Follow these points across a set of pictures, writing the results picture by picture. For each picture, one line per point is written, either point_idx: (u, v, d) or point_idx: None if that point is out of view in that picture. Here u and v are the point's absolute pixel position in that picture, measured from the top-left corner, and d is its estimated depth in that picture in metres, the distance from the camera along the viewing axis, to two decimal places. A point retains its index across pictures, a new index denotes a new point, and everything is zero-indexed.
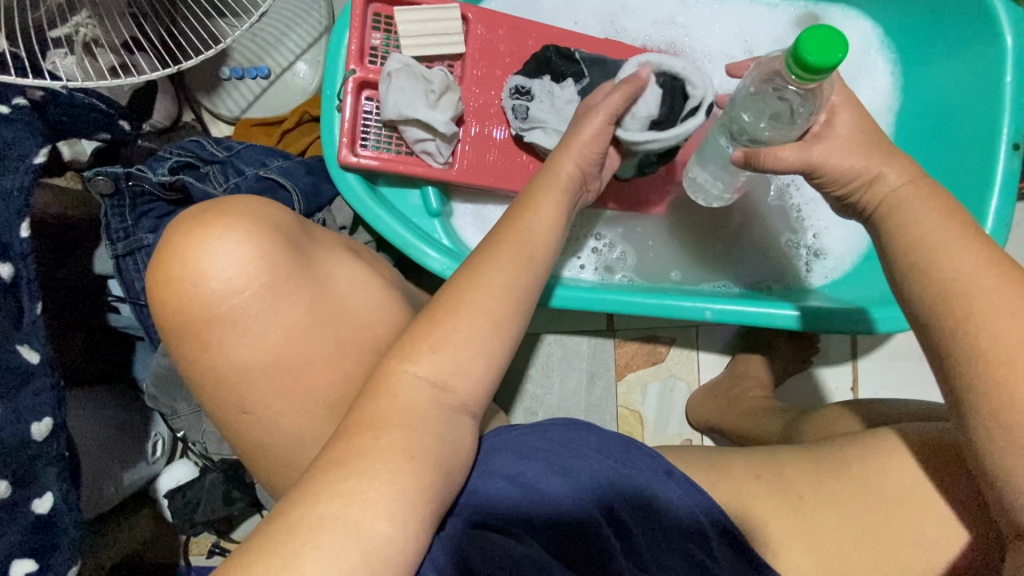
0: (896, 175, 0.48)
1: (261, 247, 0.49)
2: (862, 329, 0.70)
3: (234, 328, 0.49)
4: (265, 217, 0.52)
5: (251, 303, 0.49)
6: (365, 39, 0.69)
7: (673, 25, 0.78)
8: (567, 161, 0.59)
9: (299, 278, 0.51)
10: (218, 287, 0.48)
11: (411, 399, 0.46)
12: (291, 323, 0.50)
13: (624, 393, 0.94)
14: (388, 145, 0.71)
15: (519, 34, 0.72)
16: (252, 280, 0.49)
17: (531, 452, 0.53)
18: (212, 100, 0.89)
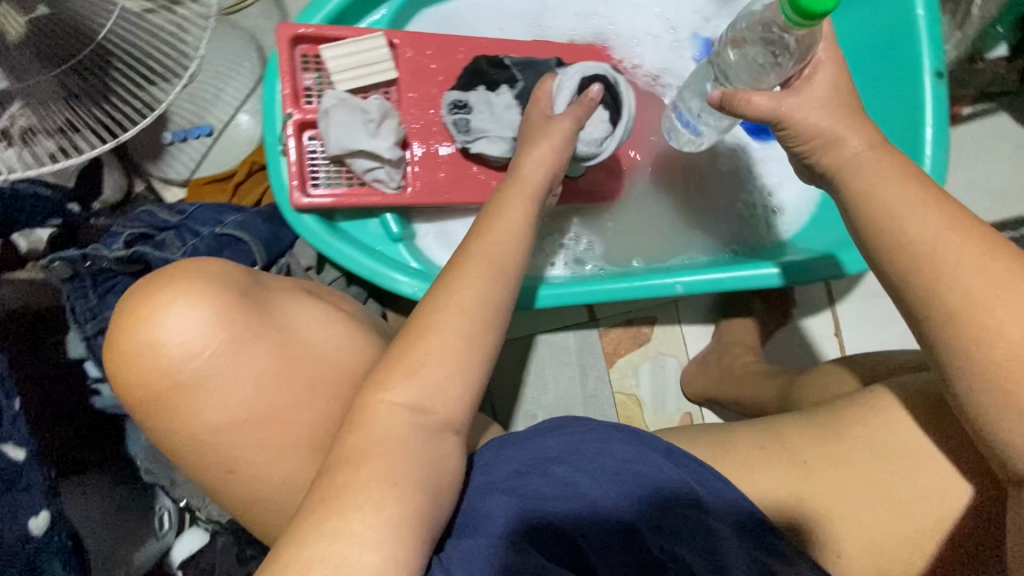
0: (822, 127, 0.49)
1: (206, 306, 0.50)
2: (830, 274, 0.71)
3: (202, 389, 0.50)
4: (207, 274, 0.52)
5: (209, 363, 0.50)
6: (297, 81, 0.69)
7: (596, 15, 0.80)
8: (534, 170, 0.61)
9: (252, 326, 0.51)
10: (171, 355, 0.49)
11: (389, 428, 0.46)
12: (261, 372, 0.51)
13: (618, 379, 0.95)
14: (338, 180, 0.72)
15: (448, 49, 0.73)
16: (204, 341, 0.50)
17: (525, 458, 0.54)
18: (160, 167, 0.89)
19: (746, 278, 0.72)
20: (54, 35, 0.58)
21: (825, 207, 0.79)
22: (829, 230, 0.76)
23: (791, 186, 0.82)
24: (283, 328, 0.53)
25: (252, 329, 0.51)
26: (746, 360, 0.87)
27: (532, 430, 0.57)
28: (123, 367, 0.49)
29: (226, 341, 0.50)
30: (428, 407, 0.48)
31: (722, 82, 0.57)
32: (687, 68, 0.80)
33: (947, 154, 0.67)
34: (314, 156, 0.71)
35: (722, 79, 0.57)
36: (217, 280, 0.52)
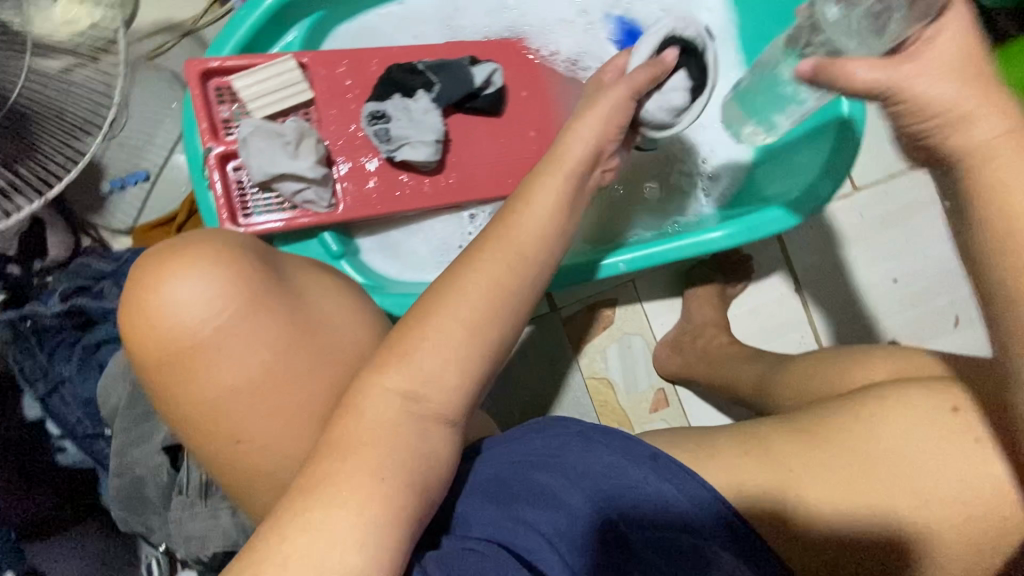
0: (906, 74, 0.41)
1: (225, 273, 0.46)
2: (796, 220, 0.70)
3: (222, 355, 0.46)
4: (233, 246, 0.48)
5: (229, 328, 0.46)
6: (213, 114, 0.70)
7: (506, 9, 0.81)
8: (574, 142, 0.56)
9: (273, 297, 0.47)
10: (179, 320, 0.45)
11: (379, 414, 0.44)
12: (271, 343, 0.47)
13: (587, 365, 0.95)
14: (269, 206, 0.72)
15: (361, 62, 0.73)
16: (227, 310, 0.46)
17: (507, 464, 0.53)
18: (102, 217, 0.89)
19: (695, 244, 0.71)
20: None
21: (759, 169, 0.81)
22: (783, 180, 0.76)
23: (723, 151, 0.83)
24: (304, 306, 0.49)
25: (271, 303, 0.47)
26: (719, 340, 0.88)
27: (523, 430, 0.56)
28: (137, 328, 0.46)
29: (242, 311, 0.46)
30: (420, 394, 0.45)
31: (827, 52, 0.49)
32: (604, 47, 0.81)
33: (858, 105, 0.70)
34: (241, 185, 0.71)
35: (825, 49, 0.49)
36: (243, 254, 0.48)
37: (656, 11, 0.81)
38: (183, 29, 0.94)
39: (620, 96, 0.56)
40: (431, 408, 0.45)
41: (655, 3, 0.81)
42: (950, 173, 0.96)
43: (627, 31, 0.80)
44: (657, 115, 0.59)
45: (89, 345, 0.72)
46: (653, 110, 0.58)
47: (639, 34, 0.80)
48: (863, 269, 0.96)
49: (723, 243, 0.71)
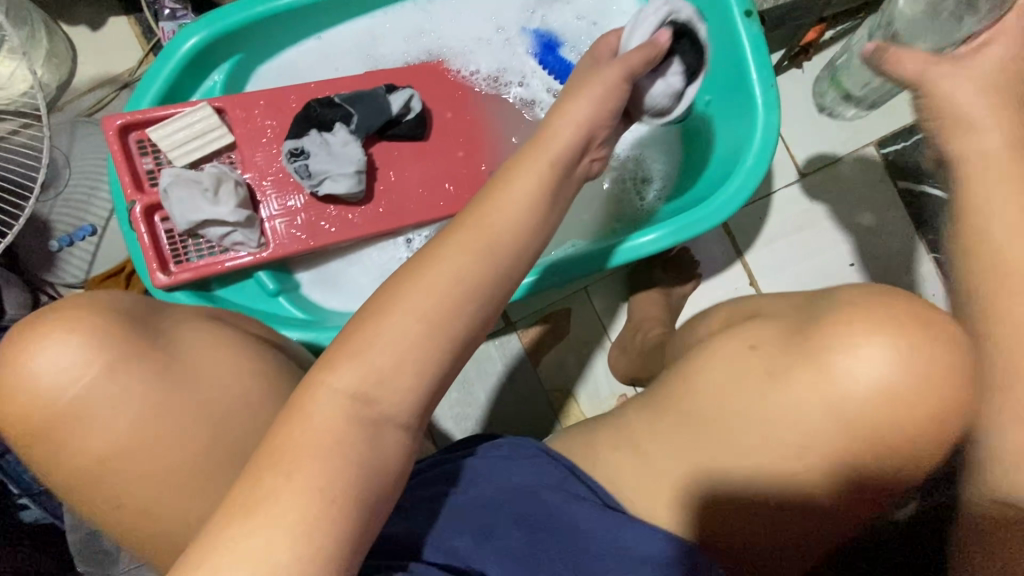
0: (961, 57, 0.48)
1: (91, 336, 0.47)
2: (724, 217, 0.68)
3: (91, 416, 0.47)
4: (109, 306, 0.49)
5: (92, 392, 0.47)
6: (136, 167, 0.71)
7: (424, 34, 0.81)
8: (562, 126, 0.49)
9: (140, 354, 0.48)
10: (50, 382, 0.46)
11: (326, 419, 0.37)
12: (140, 401, 0.47)
13: (548, 378, 0.94)
14: (200, 252, 0.73)
15: (277, 100, 0.74)
16: (100, 370, 0.47)
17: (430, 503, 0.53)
18: (56, 273, 0.91)
19: (606, 253, 0.70)
20: None
21: (691, 166, 0.79)
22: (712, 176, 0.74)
23: (655, 152, 0.81)
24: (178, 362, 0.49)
25: (141, 360, 0.48)
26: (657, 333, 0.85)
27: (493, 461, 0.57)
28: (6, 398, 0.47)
29: (111, 370, 0.47)
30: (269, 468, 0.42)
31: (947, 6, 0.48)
32: (524, 61, 0.81)
33: (775, 92, 0.67)
34: (171, 234, 0.72)
35: None
36: (119, 310, 0.49)
37: (573, 20, 0.81)
38: (121, 81, 0.96)
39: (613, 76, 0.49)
40: (382, 413, 0.38)
41: (570, 12, 0.81)
42: (900, 149, 0.94)
43: (545, 43, 0.80)
44: (662, 93, 0.53)
45: None
46: (660, 89, 0.53)
47: (557, 45, 0.80)
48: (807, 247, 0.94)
49: (652, 247, 0.70)
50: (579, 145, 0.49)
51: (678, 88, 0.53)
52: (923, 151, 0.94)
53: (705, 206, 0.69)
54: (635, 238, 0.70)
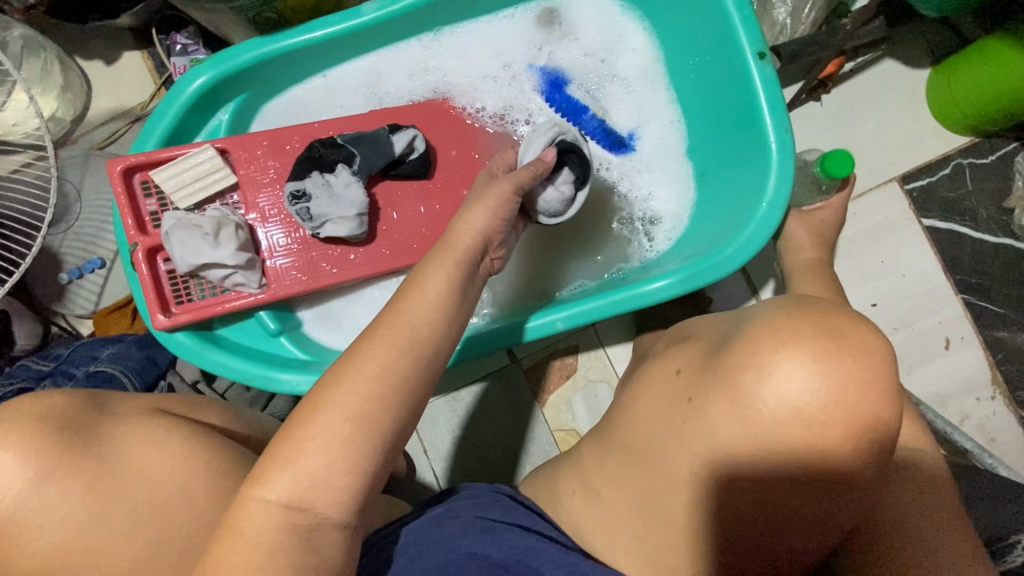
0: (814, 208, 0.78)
1: (18, 450, 0.47)
2: (735, 265, 0.66)
3: (37, 512, 0.48)
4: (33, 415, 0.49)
5: (26, 505, 0.47)
6: (139, 209, 0.71)
7: (429, 71, 0.80)
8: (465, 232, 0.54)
9: (78, 453, 0.49)
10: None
11: (260, 531, 0.40)
12: (82, 498, 0.49)
13: (553, 417, 0.92)
14: (202, 293, 0.72)
15: (281, 141, 0.74)
16: (31, 483, 0.47)
17: (405, 549, 0.55)
18: (65, 304, 0.92)
19: (525, 330, 0.71)
20: None
21: (701, 207, 0.76)
22: (722, 220, 0.71)
23: (664, 191, 0.78)
24: (110, 463, 0.50)
25: (73, 464, 0.49)
26: None
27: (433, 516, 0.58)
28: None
29: (47, 473, 0.48)
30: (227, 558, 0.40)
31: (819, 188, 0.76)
32: (530, 98, 0.79)
33: (790, 136, 0.65)
34: (172, 275, 0.72)
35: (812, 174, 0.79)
36: (54, 411, 0.50)
37: (580, 57, 0.79)
38: (134, 114, 0.98)
39: (504, 191, 0.57)
40: (317, 516, 0.42)
41: (578, 48, 0.79)
42: (926, 184, 0.90)
43: (552, 80, 0.79)
44: (551, 198, 0.66)
45: None
46: (550, 195, 0.65)
47: (564, 83, 0.79)
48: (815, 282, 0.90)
49: (661, 295, 0.68)
50: (478, 249, 0.54)
51: (565, 192, 0.66)
52: (949, 187, 0.90)
53: (715, 254, 0.67)
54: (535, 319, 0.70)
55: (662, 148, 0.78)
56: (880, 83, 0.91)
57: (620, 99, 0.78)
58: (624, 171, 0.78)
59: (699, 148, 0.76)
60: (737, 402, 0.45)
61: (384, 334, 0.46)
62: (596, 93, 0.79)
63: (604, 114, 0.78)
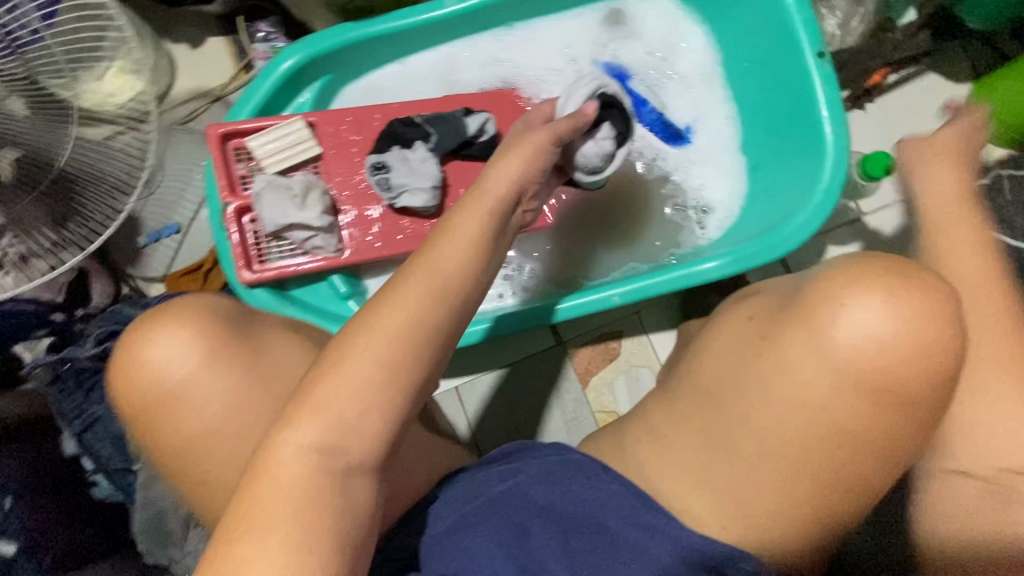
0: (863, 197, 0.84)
1: (193, 330, 0.53)
2: (789, 248, 0.70)
3: (186, 399, 0.53)
4: (204, 308, 0.56)
5: (192, 377, 0.53)
6: (231, 172, 0.77)
7: (499, 62, 0.86)
8: (495, 182, 0.50)
9: (234, 346, 0.54)
10: (164, 362, 0.52)
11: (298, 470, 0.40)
12: (232, 389, 0.53)
13: (595, 398, 0.96)
14: (283, 254, 0.78)
15: (363, 118, 0.80)
16: (200, 361, 0.53)
17: (449, 502, 0.57)
18: (139, 267, 0.97)
19: (587, 304, 0.76)
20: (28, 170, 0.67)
21: (752, 199, 0.81)
22: (774, 209, 0.76)
23: (716, 183, 0.83)
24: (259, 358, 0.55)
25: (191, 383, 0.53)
26: None
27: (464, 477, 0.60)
28: (118, 382, 0.53)
29: (212, 356, 0.53)
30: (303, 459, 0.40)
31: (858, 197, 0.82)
32: None
33: (845, 129, 0.70)
34: (257, 235, 0.77)
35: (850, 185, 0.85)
36: (218, 307, 0.56)
37: (642, 55, 0.85)
38: (212, 95, 1.03)
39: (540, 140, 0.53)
40: (348, 457, 0.41)
41: (640, 47, 0.85)
42: None
43: (615, 76, 0.84)
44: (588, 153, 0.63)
45: None
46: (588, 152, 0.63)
47: (626, 78, 0.84)
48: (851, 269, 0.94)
49: (716, 274, 0.72)
50: (511, 200, 0.50)
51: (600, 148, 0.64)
52: (987, 196, 0.94)
53: (770, 237, 0.71)
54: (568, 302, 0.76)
55: (716, 143, 0.84)
56: (921, 95, 0.96)
57: (679, 94, 0.84)
58: (679, 163, 0.84)
59: (751, 144, 0.82)
60: (816, 336, 0.51)
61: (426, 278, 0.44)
62: (656, 88, 0.84)
63: (663, 107, 0.84)
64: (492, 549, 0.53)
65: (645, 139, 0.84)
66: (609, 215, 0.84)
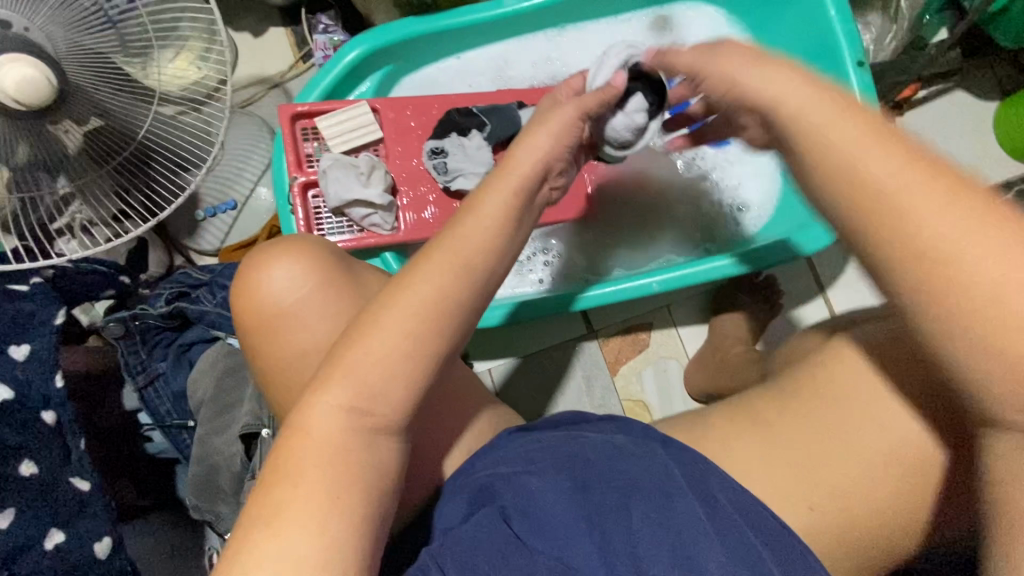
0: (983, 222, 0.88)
1: (314, 258, 0.58)
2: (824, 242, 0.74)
3: (297, 320, 0.56)
4: (317, 244, 0.60)
5: (309, 300, 0.56)
6: (299, 150, 0.82)
7: (551, 61, 0.92)
8: (522, 158, 0.53)
9: (341, 280, 0.58)
10: (281, 285, 0.56)
11: (326, 429, 0.44)
12: (337, 319, 0.56)
13: (623, 386, 1.00)
14: (342, 229, 0.82)
15: (424, 106, 0.85)
16: (316, 286, 0.57)
17: (490, 458, 0.58)
18: (194, 240, 1.02)
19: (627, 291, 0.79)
20: (102, 144, 0.71)
21: (787, 199, 0.86)
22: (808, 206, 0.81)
23: (753, 183, 0.88)
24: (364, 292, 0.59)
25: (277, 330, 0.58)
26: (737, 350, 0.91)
27: (506, 440, 0.61)
28: (241, 301, 0.58)
29: (325, 282, 0.57)
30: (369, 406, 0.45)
31: None
32: None
33: (882, 132, 0.74)
34: (319, 209, 0.82)
35: None
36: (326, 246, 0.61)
37: None
38: (272, 81, 1.09)
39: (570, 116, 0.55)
40: (379, 421, 0.45)
41: (685, 53, 0.91)
42: None
43: None
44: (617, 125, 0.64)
45: (183, 344, 0.84)
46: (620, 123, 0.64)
47: None
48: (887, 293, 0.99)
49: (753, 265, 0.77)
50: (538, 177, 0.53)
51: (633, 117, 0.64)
52: None
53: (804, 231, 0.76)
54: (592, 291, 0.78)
55: None
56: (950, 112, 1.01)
57: None
58: (717, 162, 0.89)
59: (788, 146, 0.87)
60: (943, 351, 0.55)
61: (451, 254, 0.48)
62: None
63: None
64: (557, 497, 0.53)
65: None
66: (643, 210, 0.89)
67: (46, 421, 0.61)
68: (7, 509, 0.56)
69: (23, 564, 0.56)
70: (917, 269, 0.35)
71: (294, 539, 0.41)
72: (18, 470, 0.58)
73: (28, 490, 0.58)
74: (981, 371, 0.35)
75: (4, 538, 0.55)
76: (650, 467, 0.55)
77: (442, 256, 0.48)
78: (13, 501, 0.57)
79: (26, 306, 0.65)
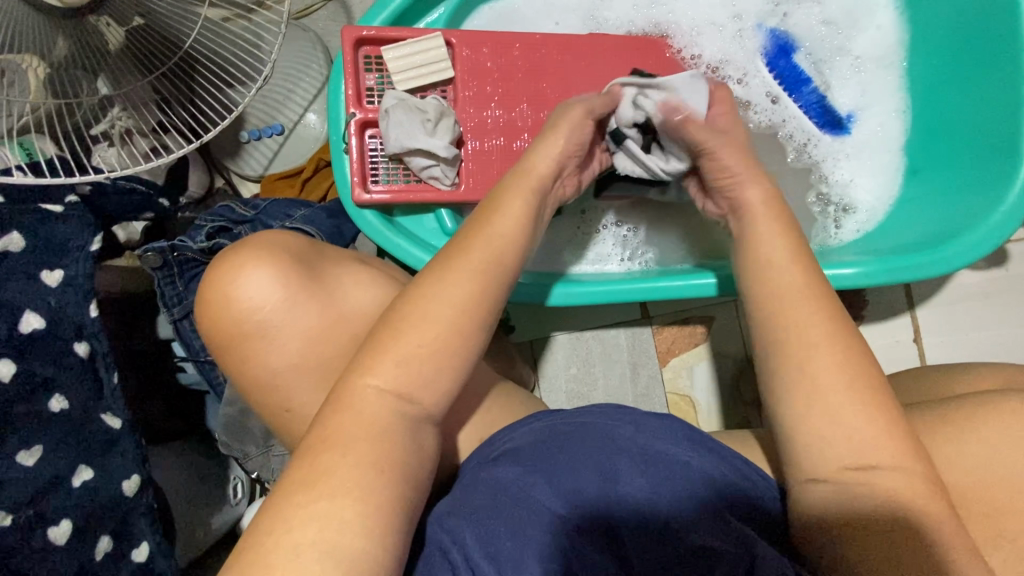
0: None
1: (277, 266, 0.56)
2: (949, 266, 0.66)
3: (261, 338, 0.56)
4: (286, 245, 0.59)
5: (274, 316, 0.55)
6: (360, 82, 0.73)
7: (655, 5, 0.80)
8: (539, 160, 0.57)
9: (310, 293, 0.56)
10: (246, 304, 0.55)
11: (375, 414, 0.43)
12: (310, 328, 0.56)
13: (670, 379, 0.94)
14: (397, 177, 0.74)
15: (503, 47, 0.75)
16: (284, 297, 0.55)
17: (550, 441, 0.54)
18: (236, 162, 0.94)
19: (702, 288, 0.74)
20: (145, 45, 0.61)
21: (902, 208, 0.78)
22: (931, 221, 0.72)
23: (864, 183, 0.80)
24: (332, 293, 0.58)
25: (291, 315, 0.55)
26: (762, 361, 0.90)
27: (572, 414, 0.57)
28: (208, 315, 0.56)
29: (293, 294, 0.55)
30: (416, 385, 0.44)
31: None
32: (753, 58, 0.81)
33: None
34: (375, 152, 0.74)
35: None
36: (288, 249, 0.58)
37: (816, 24, 0.80)
38: None
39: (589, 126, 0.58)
40: (427, 401, 0.45)
41: (817, 15, 0.80)
42: None
43: (780, 45, 0.80)
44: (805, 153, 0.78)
45: None
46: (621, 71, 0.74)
47: (792, 50, 0.81)
48: (987, 321, 0.88)
49: (856, 281, 0.67)
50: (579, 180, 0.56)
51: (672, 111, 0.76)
52: None
53: (928, 250, 0.66)
54: (603, 286, 0.75)
55: (879, 137, 0.80)
56: None
57: (848, 76, 0.80)
58: (825, 156, 0.80)
59: (917, 146, 0.78)
60: None
61: (475, 259, 0.49)
62: (820, 66, 0.81)
63: (826, 89, 0.81)
64: (584, 473, 0.51)
65: (798, 121, 0.81)
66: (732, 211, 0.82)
67: (79, 353, 0.58)
68: (35, 446, 0.53)
69: (51, 500, 0.54)
70: (785, 393, 0.47)
71: (323, 521, 0.39)
72: (49, 406, 0.55)
73: (55, 425, 0.55)
74: (820, 464, 0.45)
75: (33, 473, 0.53)
76: (710, 476, 0.51)
77: (481, 266, 0.48)
78: (40, 439, 0.54)
79: (58, 230, 0.59)
